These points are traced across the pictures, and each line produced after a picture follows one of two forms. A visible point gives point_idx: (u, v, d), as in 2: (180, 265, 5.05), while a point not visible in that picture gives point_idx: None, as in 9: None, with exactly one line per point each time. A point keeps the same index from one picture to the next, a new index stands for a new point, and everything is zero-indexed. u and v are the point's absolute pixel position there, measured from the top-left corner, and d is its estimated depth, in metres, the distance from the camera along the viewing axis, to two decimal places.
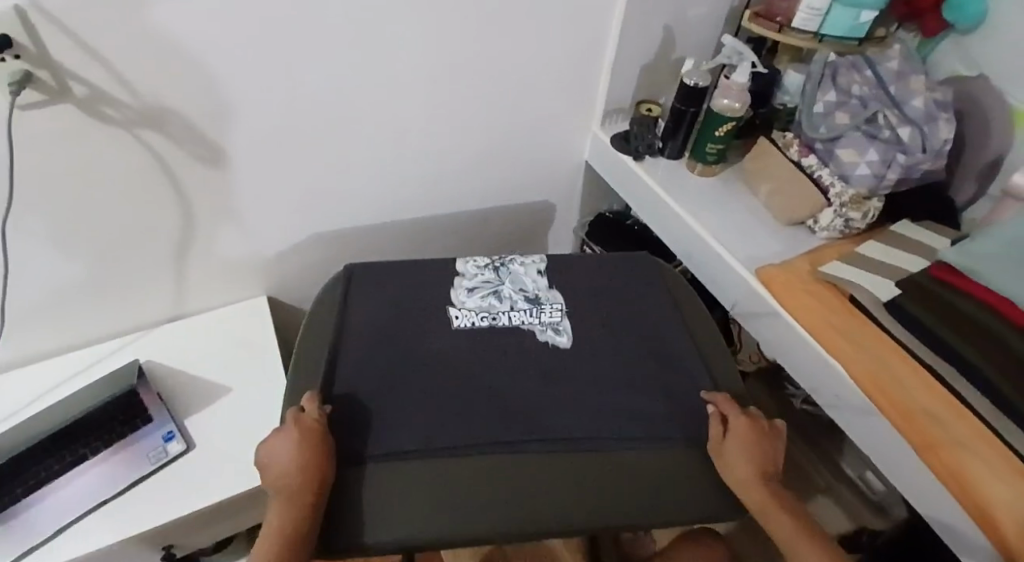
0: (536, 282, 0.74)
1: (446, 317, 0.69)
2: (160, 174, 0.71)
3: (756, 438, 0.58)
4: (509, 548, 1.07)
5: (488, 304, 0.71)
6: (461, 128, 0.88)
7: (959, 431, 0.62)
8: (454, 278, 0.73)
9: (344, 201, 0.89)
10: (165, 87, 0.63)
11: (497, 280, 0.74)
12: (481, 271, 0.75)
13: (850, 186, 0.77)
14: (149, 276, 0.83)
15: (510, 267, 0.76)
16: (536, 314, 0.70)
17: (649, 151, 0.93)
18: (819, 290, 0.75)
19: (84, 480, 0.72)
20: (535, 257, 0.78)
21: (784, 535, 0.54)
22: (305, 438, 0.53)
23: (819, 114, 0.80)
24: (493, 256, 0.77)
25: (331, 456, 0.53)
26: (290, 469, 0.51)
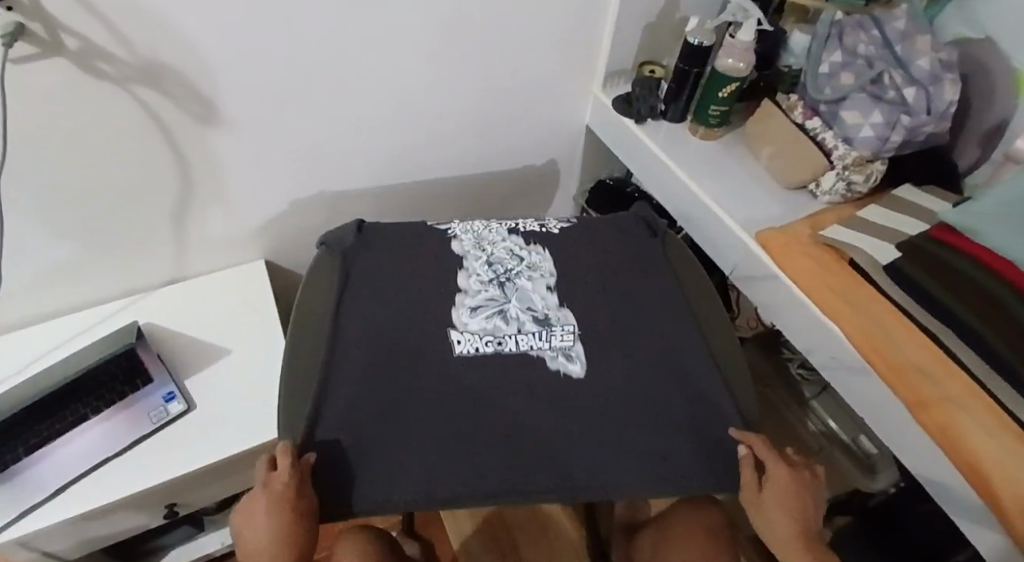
0: (545, 301, 0.70)
1: (449, 343, 0.65)
2: (156, 133, 0.70)
3: (794, 494, 0.55)
4: (509, 514, 1.09)
5: (493, 326, 0.67)
6: (462, 88, 0.86)
7: (951, 389, 0.63)
8: (455, 296, 0.69)
9: (341, 163, 0.88)
10: (161, 42, 0.61)
11: (502, 297, 0.70)
12: (485, 287, 0.71)
13: (854, 148, 0.76)
14: (146, 238, 0.82)
15: (516, 282, 0.72)
16: (545, 337, 0.67)
17: (650, 114, 0.92)
18: (818, 253, 0.75)
19: (86, 441, 0.72)
20: (544, 271, 0.73)
21: None
22: (276, 515, 0.50)
23: (824, 75, 0.79)
24: (498, 270, 0.72)
25: (307, 518, 0.51)
26: (262, 545, 0.49)
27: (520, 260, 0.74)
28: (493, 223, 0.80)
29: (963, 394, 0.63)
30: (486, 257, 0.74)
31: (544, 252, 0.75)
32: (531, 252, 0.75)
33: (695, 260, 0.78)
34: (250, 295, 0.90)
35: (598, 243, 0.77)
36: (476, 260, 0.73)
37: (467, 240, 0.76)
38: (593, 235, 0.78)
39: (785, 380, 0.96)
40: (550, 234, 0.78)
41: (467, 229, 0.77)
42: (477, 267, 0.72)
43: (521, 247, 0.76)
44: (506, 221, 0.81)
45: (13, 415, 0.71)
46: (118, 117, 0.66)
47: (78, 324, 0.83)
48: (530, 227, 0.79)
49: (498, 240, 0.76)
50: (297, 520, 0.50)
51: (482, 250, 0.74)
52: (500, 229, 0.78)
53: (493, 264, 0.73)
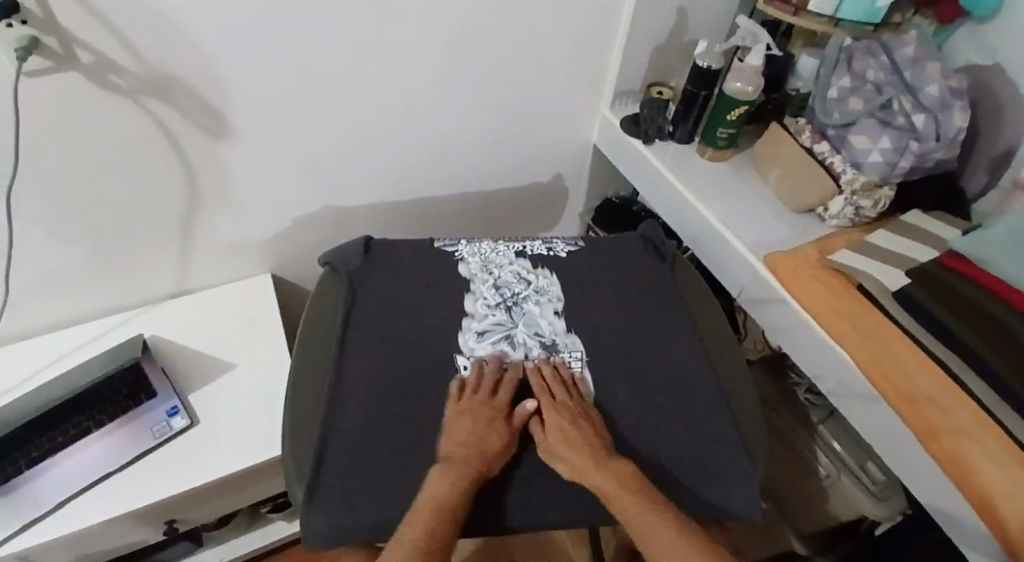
0: (553, 326, 0.70)
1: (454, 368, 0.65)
2: (164, 145, 0.70)
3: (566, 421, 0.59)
4: (516, 545, 1.07)
5: (499, 352, 0.67)
6: (470, 105, 0.87)
7: (963, 417, 0.62)
8: (463, 320, 0.69)
9: (348, 178, 0.88)
10: (178, 55, 0.62)
11: (510, 322, 0.70)
12: (492, 311, 0.70)
13: (862, 173, 0.77)
14: (152, 250, 0.82)
15: (524, 307, 0.71)
16: (553, 364, 0.66)
17: (659, 135, 0.92)
18: (826, 277, 0.75)
19: (88, 454, 0.72)
20: (552, 295, 0.73)
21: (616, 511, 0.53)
22: (493, 421, 0.59)
23: (832, 100, 0.79)
24: (505, 294, 0.72)
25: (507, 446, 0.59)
26: (472, 439, 0.56)
27: (528, 284, 0.73)
28: (500, 242, 0.80)
29: (975, 424, 0.62)
30: (494, 280, 0.73)
31: (551, 276, 0.75)
32: (539, 276, 0.75)
33: (703, 282, 0.78)
34: (257, 309, 0.90)
35: (605, 265, 0.77)
36: (483, 284, 0.73)
37: (474, 263, 0.75)
38: (601, 260, 0.78)
39: (792, 406, 0.93)
40: (558, 258, 0.77)
41: (475, 252, 0.77)
42: (484, 291, 0.72)
43: (529, 270, 0.75)
44: (514, 240, 0.81)
45: (15, 428, 0.71)
46: (129, 130, 0.66)
47: (85, 336, 0.83)
48: (538, 250, 0.78)
49: (505, 262, 0.76)
50: (508, 437, 0.59)
51: (489, 274, 0.74)
52: (507, 251, 0.78)
53: (500, 289, 0.73)
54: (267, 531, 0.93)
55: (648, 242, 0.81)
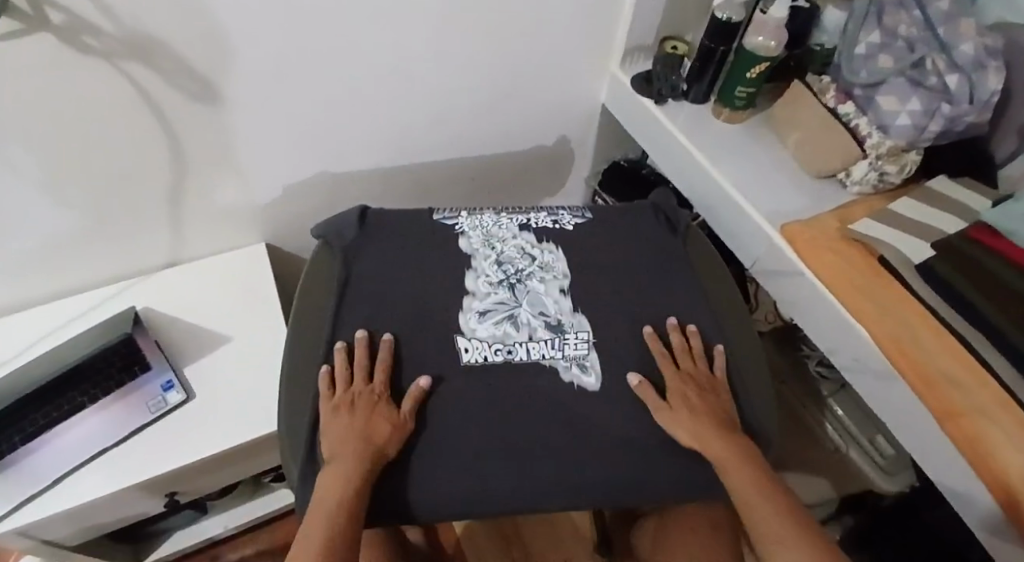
0: (558, 304, 0.67)
1: (453, 352, 0.62)
2: (147, 111, 0.65)
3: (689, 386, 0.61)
4: (522, 525, 1.06)
5: (503, 332, 0.64)
6: (473, 64, 0.81)
7: (985, 398, 0.59)
8: (464, 298, 0.66)
9: (343, 143, 0.84)
10: (160, 16, 0.57)
11: (513, 301, 0.67)
12: (495, 289, 0.67)
13: (889, 138, 0.71)
14: (141, 220, 0.78)
15: (528, 284, 0.68)
16: (558, 346, 0.64)
17: (672, 95, 0.86)
18: (845, 249, 0.71)
19: (84, 429, 0.71)
20: (558, 271, 0.70)
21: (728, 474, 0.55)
22: (371, 408, 0.57)
23: (860, 57, 0.73)
24: (508, 271, 0.69)
25: (394, 429, 0.56)
26: (346, 437, 0.55)
27: (531, 260, 0.70)
28: (503, 214, 0.76)
29: (997, 406, 0.59)
30: (496, 256, 0.70)
31: (556, 251, 0.71)
32: (544, 251, 0.71)
33: (715, 253, 0.74)
34: (251, 279, 0.87)
35: (613, 234, 0.74)
36: (485, 260, 0.70)
37: (475, 237, 0.72)
38: (608, 230, 0.74)
39: (802, 379, 0.90)
40: (564, 232, 0.73)
41: (475, 226, 0.73)
42: (486, 268, 0.69)
43: (533, 245, 0.72)
44: (517, 210, 0.77)
45: (9, 404, 0.70)
46: (109, 95, 0.62)
47: (77, 307, 0.80)
48: (543, 223, 0.74)
49: (508, 236, 0.73)
50: (394, 420, 0.56)
51: (491, 249, 0.71)
52: (510, 225, 0.74)
53: (503, 265, 0.70)
54: (268, 500, 0.93)
55: (658, 211, 0.77)
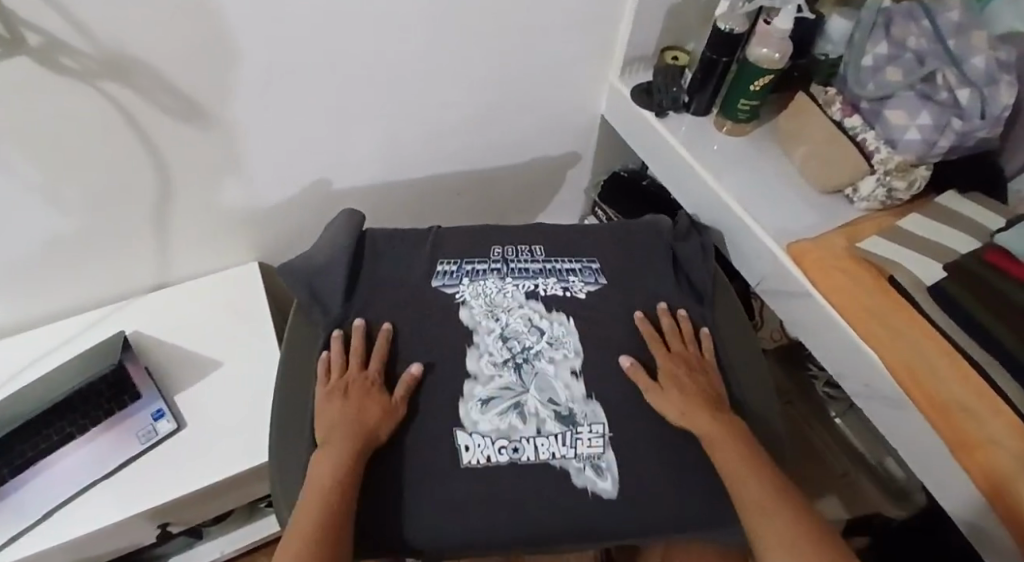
0: (570, 391, 0.61)
1: (453, 451, 0.57)
2: (131, 131, 0.63)
3: (686, 366, 0.63)
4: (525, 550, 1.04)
5: (507, 426, 0.59)
6: (467, 77, 0.79)
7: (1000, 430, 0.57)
8: (466, 385, 0.61)
9: (334, 159, 0.81)
10: (141, 33, 0.54)
11: (519, 385, 0.62)
12: (499, 371, 0.62)
13: (897, 152, 0.69)
14: (129, 241, 0.76)
15: (536, 365, 0.63)
16: (570, 442, 0.58)
17: (673, 107, 0.85)
18: (850, 266, 0.69)
19: (75, 462, 0.69)
20: (567, 350, 0.64)
21: (717, 450, 0.56)
22: (364, 393, 0.58)
23: (867, 69, 0.71)
24: (515, 349, 0.64)
25: (387, 414, 0.57)
26: (340, 421, 0.55)
27: (540, 335, 0.65)
28: (508, 278, 0.70)
29: (1013, 433, 0.57)
30: (500, 330, 0.65)
31: (567, 322, 0.66)
32: (554, 322, 0.66)
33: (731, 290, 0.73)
34: (244, 300, 0.85)
35: (620, 259, 0.72)
36: (488, 334, 0.65)
37: (477, 307, 0.66)
38: (619, 261, 0.72)
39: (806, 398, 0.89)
40: (575, 301, 0.68)
41: (478, 293, 0.67)
42: (490, 344, 0.64)
43: (541, 316, 0.67)
44: (523, 272, 0.70)
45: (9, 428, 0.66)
46: (91, 116, 0.59)
47: (63, 333, 0.78)
48: (552, 290, 0.69)
49: (513, 306, 0.67)
50: (385, 405, 0.57)
51: (496, 320, 0.66)
52: (517, 292, 0.68)
53: (508, 341, 0.64)
54: (262, 524, 0.91)
55: (680, 274, 0.73)
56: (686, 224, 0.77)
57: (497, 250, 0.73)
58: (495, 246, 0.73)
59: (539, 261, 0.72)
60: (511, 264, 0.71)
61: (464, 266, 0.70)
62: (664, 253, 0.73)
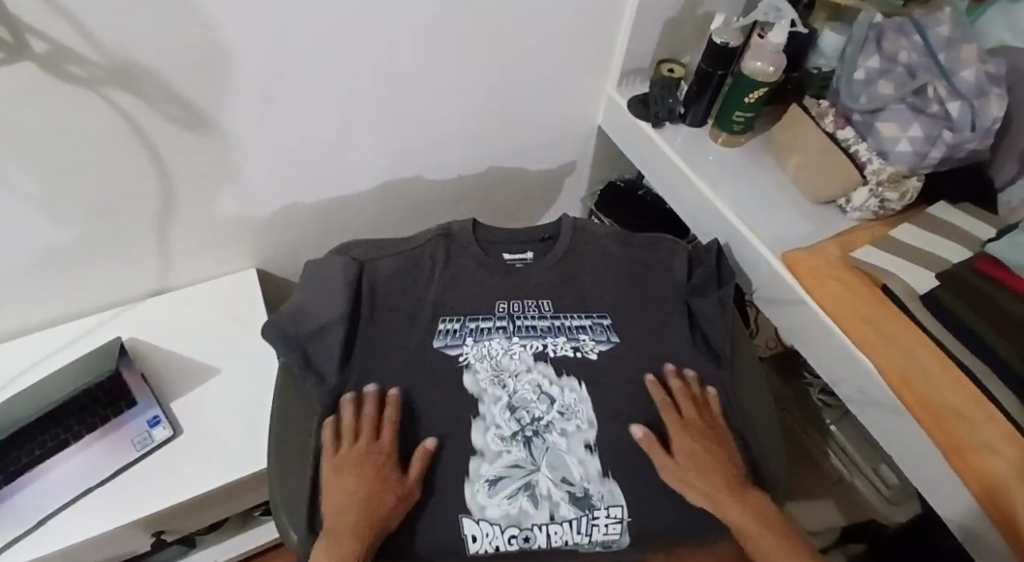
0: (585, 469, 0.57)
1: (460, 540, 0.54)
2: (133, 138, 0.63)
3: (703, 438, 0.59)
4: None
5: (518, 511, 0.55)
6: (467, 87, 0.80)
7: (992, 436, 0.58)
8: (472, 461, 0.57)
9: (333, 168, 0.81)
10: (144, 41, 0.55)
11: (529, 462, 0.57)
12: (508, 447, 0.58)
13: (889, 164, 0.70)
14: (128, 248, 0.76)
15: (546, 438, 0.59)
16: (585, 529, 0.55)
17: (669, 118, 0.86)
18: (851, 279, 0.69)
19: (69, 469, 0.68)
20: (581, 422, 0.60)
21: (750, 537, 0.54)
22: (377, 470, 0.54)
23: (860, 82, 0.73)
24: (524, 421, 0.60)
25: (401, 497, 0.53)
26: (350, 505, 0.52)
27: (550, 405, 0.61)
28: (514, 337, 0.66)
29: (1008, 440, 0.57)
30: (508, 398, 0.61)
31: (579, 389, 0.62)
32: (565, 389, 0.62)
33: (748, 341, 0.71)
34: (241, 309, 0.85)
35: (618, 286, 0.71)
36: (494, 403, 0.61)
37: (482, 371, 0.63)
38: (631, 317, 0.69)
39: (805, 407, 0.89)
40: (587, 363, 0.64)
41: (482, 355, 0.64)
42: (497, 415, 0.60)
43: (551, 381, 0.63)
44: (530, 331, 0.67)
45: (5, 434, 0.67)
46: (94, 123, 0.60)
47: (60, 339, 0.78)
48: (562, 351, 0.65)
49: (521, 369, 0.63)
50: (401, 485, 0.54)
51: (502, 387, 0.62)
52: (524, 353, 0.65)
53: (516, 412, 0.60)
54: (257, 532, 0.90)
55: (696, 331, 0.69)
56: (705, 276, 0.72)
57: (502, 305, 0.69)
58: (500, 301, 0.69)
59: (546, 318, 0.68)
60: (517, 322, 0.67)
61: (468, 323, 0.67)
62: (678, 311, 0.69)
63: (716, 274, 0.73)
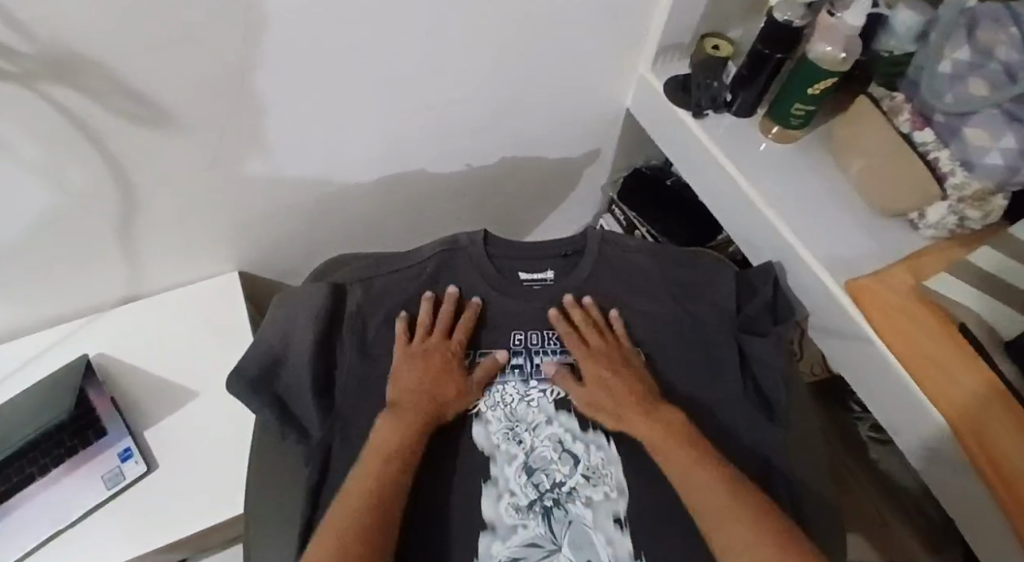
0: (613, 549, 0.51)
1: None
2: (84, 138, 0.52)
3: (608, 364, 0.58)
4: None
5: None
6: (481, 72, 0.68)
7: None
8: (484, 537, 0.52)
9: (323, 164, 0.70)
10: (93, 35, 0.44)
11: (550, 539, 0.51)
12: (524, 519, 0.52)
13: (974, 177, 0.59)
14: (92, 256, 0.66)
15: (568, 509, 0.53)
16: None
17: (712, 106, 0.74)
18: (920, 313, 0.60)
19: (31, 512, 0.60)
20: (609, 490, 0.54)
21: (661, 452, 0.52)
22: (443, 367, 0.57)
23: (945, 76, 0.60)
24: (543, 488, 0.54)
25: (457, 395, 0.56)
26: (415, 391, 0.54)
27: (573, 467, 0.55)
28: (531, 379, 0.59)
29: None
30: (525, 460, 0.55)
31: (606, 446, 0.56)
32: (590, 447, 0.56)
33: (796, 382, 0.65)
34: (222, 322, 0.76)
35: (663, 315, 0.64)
36: (509, 465, 0.55)
37: (496, 426, 0.57)
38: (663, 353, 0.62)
39: (848, 440, 0.82)
40: None
41: (495, 402, 0.58)
42: (513, 480, 0.54)
43: (575, 437, 0.56)
44: (549, 372, 0.60)
45: None
46: (33, 125, 0.49)
47: (24, 352, 0.69)
48: None
49: (539, 422, 0.57)
50: (462, 386, 0.56)
51: (518, 443, 0.56)
52: (544, 400, 0.58)
53: (534, 476, 0.54)
54: None
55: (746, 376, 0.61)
56: (757, 309, 0.64)
57: (518, 336, 0.61)
58: (514, 332, 0.62)
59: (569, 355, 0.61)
60: (535, 358, 0.60)
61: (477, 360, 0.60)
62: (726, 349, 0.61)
63: (772, 309, 0.65)
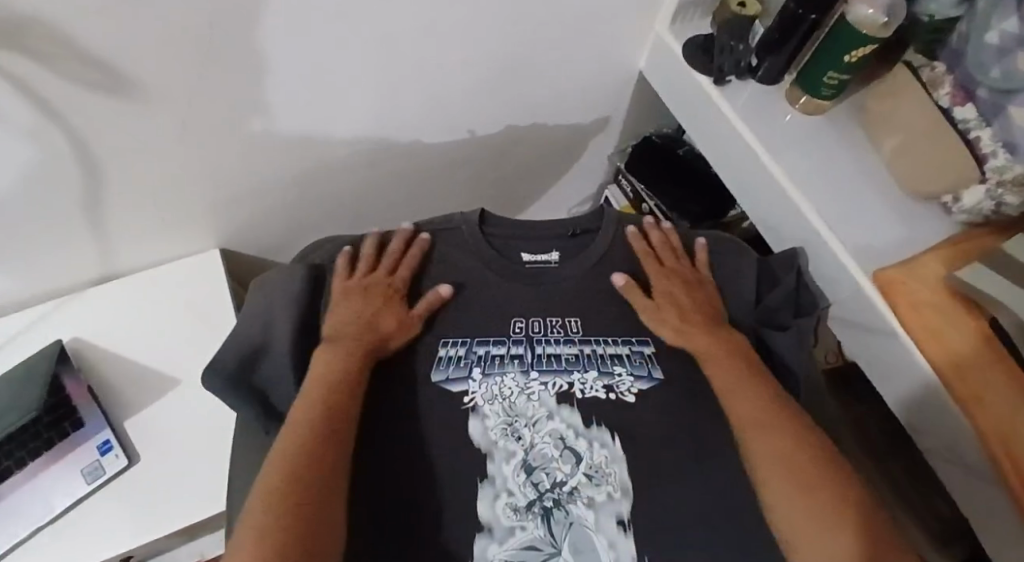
0: (616, 553, 0.48)
1: None
2: (36, 112, 0.46)
3: (679, 281, 0.60)
4: None
5: None
6: (484, 33, 0.61)
7: None
8: (478, 539, 0.48)
9: (309, 134, 0.64)
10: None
11: (549, 542, 0.48)
12: (521, 521, 0.49)
13: (1018, 161, 0.53)
14: (59, 235, 0.61)
15: (569, 511, 0.50)
16: None
17: (736, 72, 0.68)
18: (949, 306, 0.56)
19: (8, 509, 0.58)
20: (613, 489, 0.51)
21: (715, 364, 0.54)
22: (385, 298, 0.56)
23: (992, 48, 0.53)
24: (542, 488, 0.51)
25: (399, 325, 0.55)
26: (353, 319, 0.54)
27: (575, 464, 0.52)
28: (532, 371, 0.55)
29: None
30: (524, 458, 0.52)
31: (611, 443, 0.53)
32: (593, 444, 0.52)
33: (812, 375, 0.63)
34: (204, 303, 0.71)
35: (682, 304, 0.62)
36: (507, 462, 0.51)
37: (493, 421, 0.53)
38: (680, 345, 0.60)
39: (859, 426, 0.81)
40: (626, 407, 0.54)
41: (492, 396, 0.54)
42: (510, 478, 0.51)
43: (577, 433, 0.53)
44: (551, 362, 0.56)
45: None
46: None
47: None
48: (593, 390, 0.55)
49: (540, 417, 0.53)
50: (402, 318, 0.56)
51: (516, 440, 0.52)
52: (545, 394, 0.54)
53: (533, 474, 0.51)
54: None
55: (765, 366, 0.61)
56: (782, 299, 0.61)
57: (519, 323, 0.58)
58: (515, 318, 0.58)
59: (573, 344, 0.57)
60: (537, 348, 0.57)
61: (474, 350, 0.56)
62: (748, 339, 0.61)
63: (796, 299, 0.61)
